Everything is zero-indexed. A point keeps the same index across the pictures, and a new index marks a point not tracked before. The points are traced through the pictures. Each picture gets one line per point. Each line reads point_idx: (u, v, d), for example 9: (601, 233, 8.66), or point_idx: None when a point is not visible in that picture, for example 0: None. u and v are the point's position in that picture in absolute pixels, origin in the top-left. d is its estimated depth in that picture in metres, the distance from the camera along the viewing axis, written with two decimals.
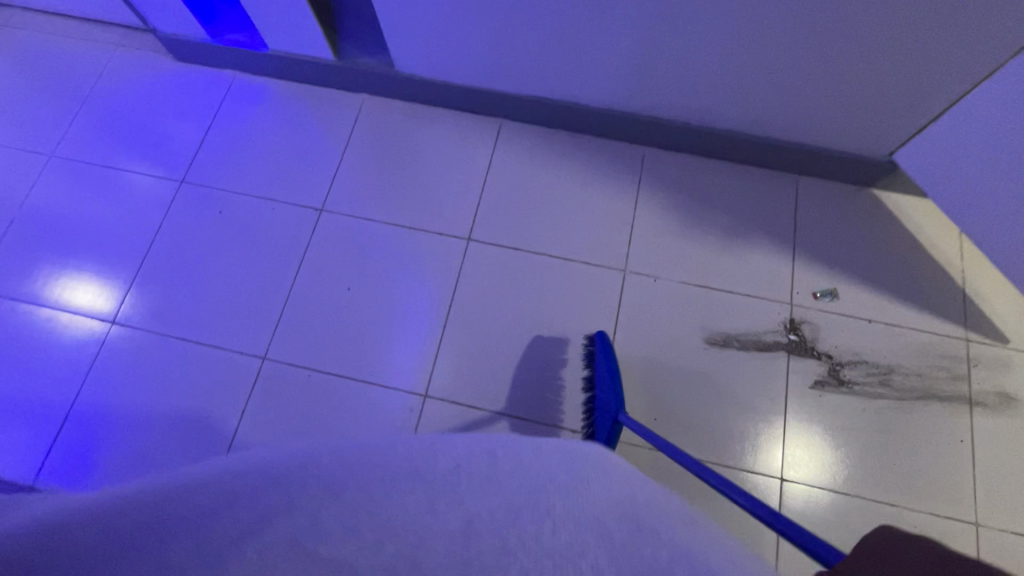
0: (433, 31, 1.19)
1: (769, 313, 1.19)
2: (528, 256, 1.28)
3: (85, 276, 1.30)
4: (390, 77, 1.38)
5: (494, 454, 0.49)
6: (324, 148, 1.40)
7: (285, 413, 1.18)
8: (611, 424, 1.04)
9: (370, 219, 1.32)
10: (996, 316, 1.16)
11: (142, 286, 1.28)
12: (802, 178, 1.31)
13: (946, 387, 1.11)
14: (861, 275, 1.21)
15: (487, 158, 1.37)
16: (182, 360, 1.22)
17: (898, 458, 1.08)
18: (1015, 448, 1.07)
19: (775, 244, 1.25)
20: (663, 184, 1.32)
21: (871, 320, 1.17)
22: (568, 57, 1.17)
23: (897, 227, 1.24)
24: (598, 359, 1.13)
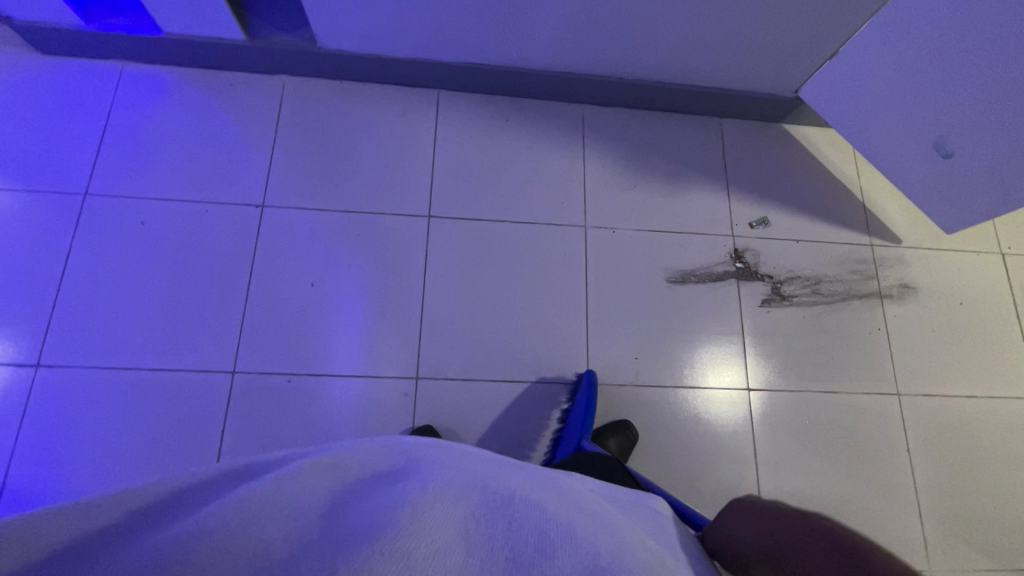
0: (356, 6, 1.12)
1: (716, 247, 1.31)
2: (493, 224, 1.28)
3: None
4: (311, 56, 1.28)
5: (494, 481, 0.52)
6: (250, 138, 1.28)
7: (270, 424, 1.11)
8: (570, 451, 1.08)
9: (321, 208, 1.25)
10: (890, 221, 1.37)
11: (71, 313, 1.13)
12: (724, 121, 1.43)
13: (861, 286, 1.31)
14: (786, 202, 1.36)
15: (430, 131, 1.34)
16: (135, 393, 1.10)
17: (836, 352, 1.26)
18: (917, 326, 1.29)
19: (711, 184, 1.36)
20: (606, 140, 1.38)
21: (799, 240, 1.33)
22: (502, 24, 1.16)
23: (807, 155, 1.41)
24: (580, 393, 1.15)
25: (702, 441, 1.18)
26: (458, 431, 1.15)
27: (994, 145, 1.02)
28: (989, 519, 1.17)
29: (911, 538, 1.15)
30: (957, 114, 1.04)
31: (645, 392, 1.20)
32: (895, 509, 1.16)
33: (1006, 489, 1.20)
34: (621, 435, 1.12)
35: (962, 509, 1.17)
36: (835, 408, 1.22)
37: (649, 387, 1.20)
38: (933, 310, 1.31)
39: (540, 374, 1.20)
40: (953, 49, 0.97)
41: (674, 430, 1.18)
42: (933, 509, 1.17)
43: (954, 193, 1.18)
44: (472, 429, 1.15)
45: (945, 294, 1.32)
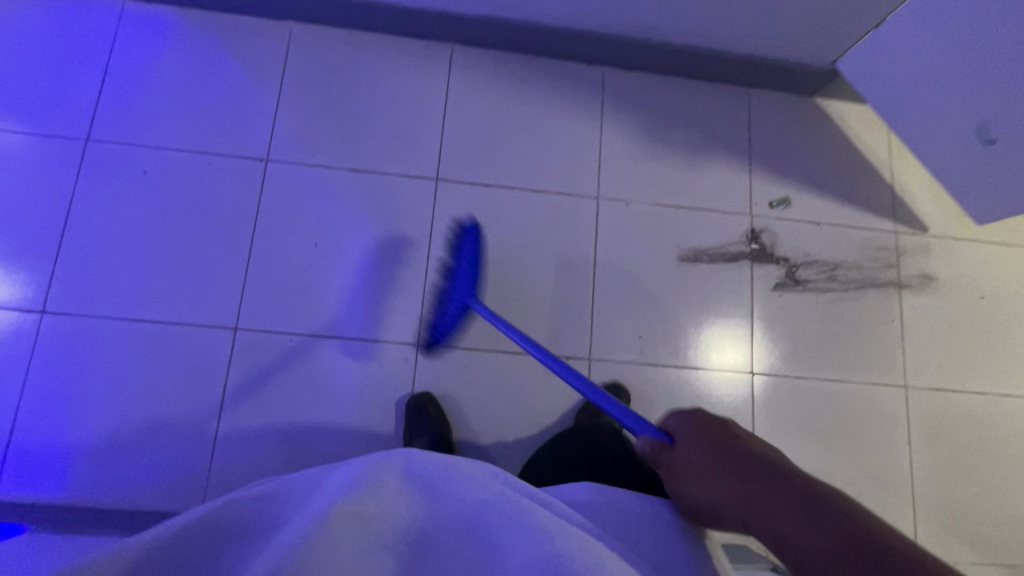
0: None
1: (733, 225, 1.26)
2: (502, 190, 1.24)
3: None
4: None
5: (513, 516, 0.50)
6: (255, 87, 1.23)
7: (271, 383, 1.12)
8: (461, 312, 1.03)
9: (327, 165, 1.21)
10: (918, 207, 1.31)
11: (73, 261, 1.13)
12: (754, 90, 1.34)
13: (880, 274, 1.26)
14: (810, 181, 1.30)
15: (441, 89, 1.27)
16: (139, 343, 1.11)
17: (846, 340, 1.23)
18: (933, 319, 1.25)
19: (733, 158, 1.30)
20: (625, 106, 1.30)
21: (820, 223, 1.28)
22: None
23: (837, 133, 1.33)
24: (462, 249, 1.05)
25: None
26: (457, 399, 1.15)
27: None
28: (983, 513, 1.17)
29: (900, 526, 1.16)
30: (1004, 99, 0.97)
31: (646, 369, 1.19)
32: (889, 499, 1.16)
33: (1003, 485, 1.19)
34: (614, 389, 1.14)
35: (956, 503, 1.17)
36: (838, 396, 1.20)
37: (651, 365, 1.19)
38: (950, 302, 1.27)
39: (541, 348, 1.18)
40: (1009, 27, 0.89)
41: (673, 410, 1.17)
42: (926, 501, 1.17)
43: (988, 184, 1.11)
44: (470, 397, 1.15)
45: (966, 287, 1.28)
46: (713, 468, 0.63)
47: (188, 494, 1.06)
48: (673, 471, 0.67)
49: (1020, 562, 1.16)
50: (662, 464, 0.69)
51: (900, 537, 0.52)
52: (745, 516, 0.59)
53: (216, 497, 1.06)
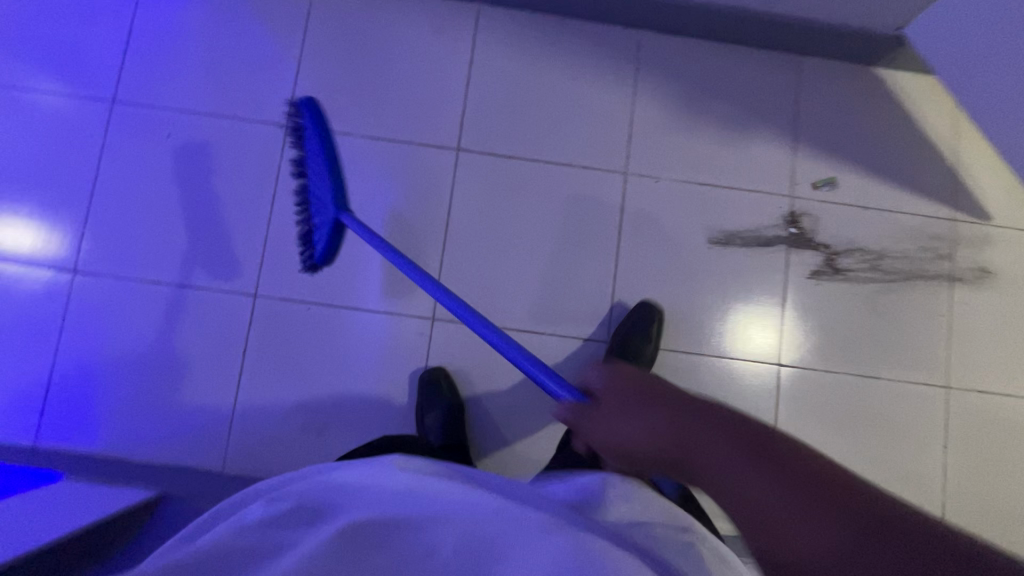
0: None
1: (771, 208, 1.17)
2: (525, 163, 1.18)
3: (30, 214, 1.15)
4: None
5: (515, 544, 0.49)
6: (276, 48, 1.20)
7: (288, 350, 1.14)
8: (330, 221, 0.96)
9: (347, 132, 1.19)
10: (982, 194, 1.19)
11: (103, 223, 1.15)
12: (807, 57, 1.22)
13: (930, 266, 1.17)
14: (861, 162, 1.20)
15: (466, 52, 1.21)
16: (164, 305, 1.14)
17: (885, 335, 1.15)
18: (986, 317, 1.16)
19: (776, 134, 1.20)
20: (662, 74, 1.21)
21: (867, 207, 1.18)
22: None
23: (897, 108, 1.21)
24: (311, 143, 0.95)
25: None
26: (470, 376, 1.14)
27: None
28: (1016, 523, 1.12)
29: None
30: None
31: (667, 356, 1.14)
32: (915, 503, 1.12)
33: None
34: (642, 314, 1.13)
35: (989, 511, 1.12)
36: (870, 394, 1.14)
37: (672, 352, 1.15)
38: (1008, 299, 1.16)
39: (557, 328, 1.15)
40: None
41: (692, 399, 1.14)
42: (956, 507, 1.12)
43: None
44: (483, 375, 1.14)
45: None
46: (635, 418, 0.59)
47: (210, 452, 1.10)
48: (595, 428, 0.62)
49: None
50: (581, 422, 0.64)
51: (823, 458, 0.50)
52: (673, 458, 0.56)
53: (236, 456, 1.10)
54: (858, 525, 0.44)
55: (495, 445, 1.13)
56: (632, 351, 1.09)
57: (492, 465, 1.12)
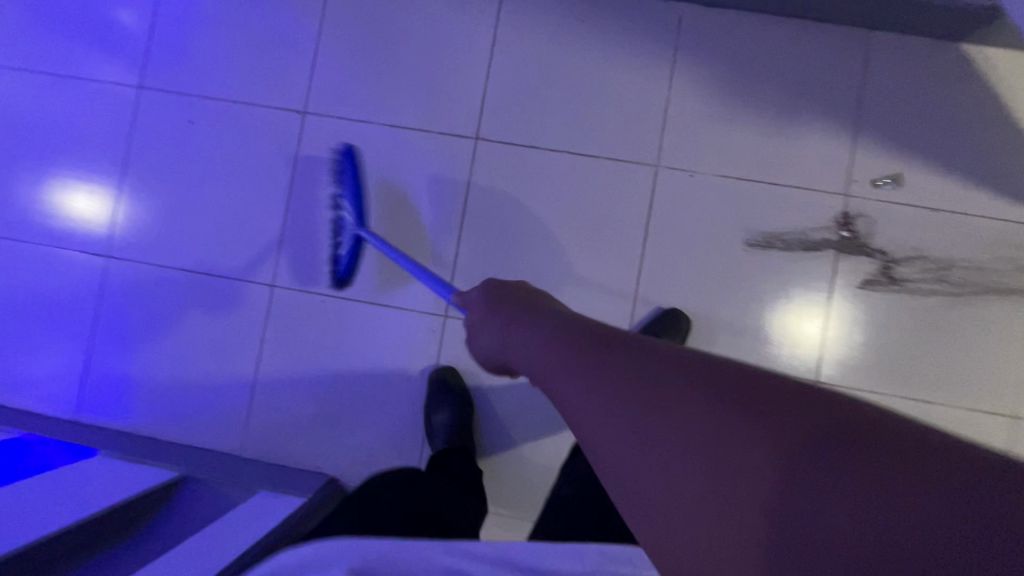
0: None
1: (821, 208, 1.05)
2: (547, 153, 1.11)
3: (76, 193, 1.19)
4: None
5: None
6: (294, 29, 1.17)
7: (304, 341, 1.15)
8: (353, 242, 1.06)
9: (364, 118, 1.15)
10: None
11: (135, 207, 1.18)
12: (879, 33, 1.06)
13: (1008, 279, 1.02)
14: (936, 157, 1.04)
15: (489, 30, 1.13)
16: (189, 293, 1.17)
17: (945, 355, 1.03)
18: None
19: (834, 123, 1.06)
20: (705, 55, 1.08)
21: (938, 210, 1.03)
22: None
23: (985, 93, 1.04)
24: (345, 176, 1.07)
25: None
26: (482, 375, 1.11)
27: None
28: None
29: None
30: None
31: None
32: None
33: None
34: (667, 320, 1.04)
35: None
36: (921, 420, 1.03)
37: None
38: None
39: None
40: None
41: None
42: None
43: None
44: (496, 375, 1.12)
45: None
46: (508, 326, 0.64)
47: (231, 436, 1.14)
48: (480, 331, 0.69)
49: None
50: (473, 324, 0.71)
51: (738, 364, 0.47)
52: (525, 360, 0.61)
53: (255, 442, 1.14)
54: (753, 499, 0.40)
55: (506, 447, 1.11)
56: None
57: (503, 466, 1.11)
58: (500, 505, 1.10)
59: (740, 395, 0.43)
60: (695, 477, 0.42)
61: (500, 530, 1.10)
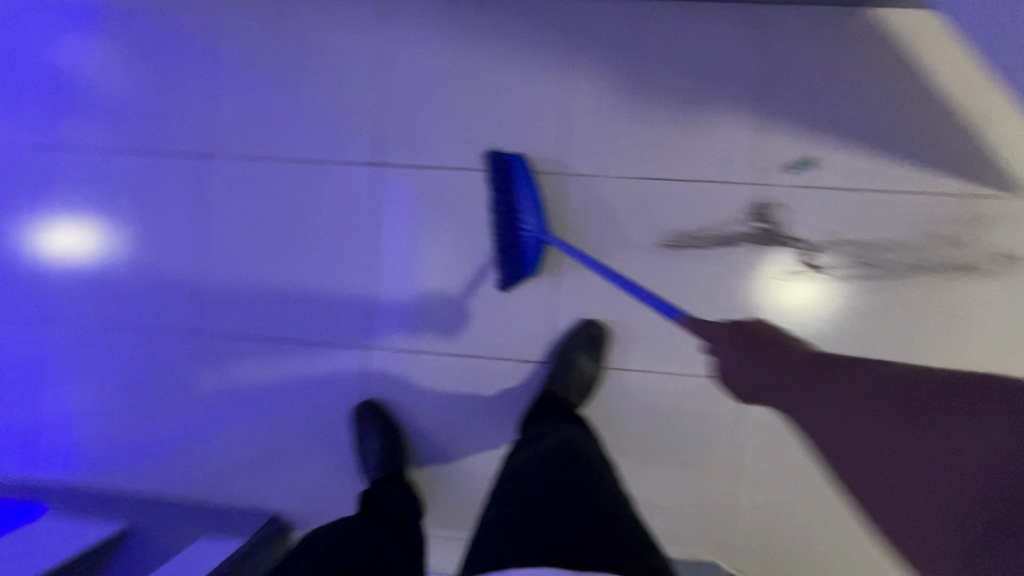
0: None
1: (733, 200, 1.01)
2: (451, 173, 1.08)
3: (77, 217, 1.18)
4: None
5: None
6: (185, 74, 1.14)
7: (233, 385, 1.15)
8: (536, 250, 1.01)
9: (265, 156, 1.13)
10: (1008, 161, 0.96)
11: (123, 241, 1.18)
12: (781, 8, 0.99)
13: (934, 257, 0.98)
14: (850, 135, 0.99)
15: (379, 52, 1.09)
16: (119, 347, 1.18)
17: (871, 341, 1.00)
18: (1004, 312, 0.97)
19: (741, 110, 1.00)
20: (601, 54, 1.03)
21: (855, 190, 0.99)
22: None
23: (898, 61, 0.97)
24: (518, 186, 1.01)
25: (676, 430, 1.06)
26: (410, 403, 1.11)
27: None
28: None
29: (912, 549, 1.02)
30: None
31: (614, 374, 1.06)
32: None
33: None
34: (584, 335, 1.03)
35: None
36: None
37: (621, 370, 1.06)
38: None
39: (497, 351, 1.08)
40: None
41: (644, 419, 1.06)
42: None
43: None
44: (423, 401, 1.11)
45: None
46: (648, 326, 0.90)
47: (176, 483, 1.17)
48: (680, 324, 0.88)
49: None
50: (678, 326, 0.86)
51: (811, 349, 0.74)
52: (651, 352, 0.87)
53: (199, 486, 1.16)
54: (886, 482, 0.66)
55: (443, 471, 1.11)
56: (576, 368, 1.00)
57: (442, 490, 1.11)
58: (443, 528, 1.11)
59: (877, 399, 0.68)
60: (945, 488, 0.62)
61: (446, 551, 1.12)
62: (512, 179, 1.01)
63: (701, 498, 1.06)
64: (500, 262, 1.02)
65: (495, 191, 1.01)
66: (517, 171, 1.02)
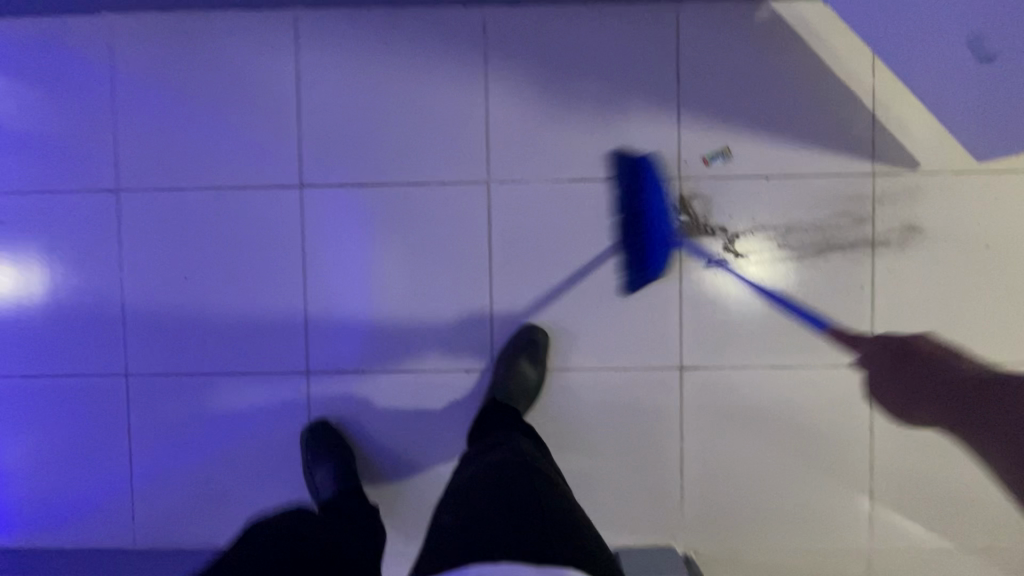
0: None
1: (656, 195, 1.04)
2: (378, 189, 1.07)
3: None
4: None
5: None
6: (88, 108, 1.09)
7: (171, 424, 1.11)
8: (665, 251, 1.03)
9: (182, 187, 1.09)
10: (905, 139, 1.02)
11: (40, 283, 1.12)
12: (686, 5, 1.02)
13: (847, 234, 1.03)
14: (761, 124, 1.03)
15: (293, 71, 1.07)
16: (43, 398, 1.12)
17: (796, 319, 1.05)
18: (915, 281, 1.03)
19: (656, 108, 1.03)
20: (517, 59, 1.04)
21: (769, 177, 1.03)
22: None
23: (799, 50, 1.02)
24: (649, 188, 1.03)
25: (624, 422, 1.08)
26: (358, 423, 1.10)
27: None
28: (946, 490, 1.07)
29: (849, 512, 1.08)
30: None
31: (559, 374, 1.08)
32: (837, 485, 1.08)
33: (984, 453, 1.07)
34: (525, 339, 1.04)
35: (918, 480, 1.07)
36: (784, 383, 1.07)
37: (565, 370, 1.08)
38: (941, 256, 1.02)
39: (441, 363, 1.08)
40: None
41: (591, 415, 1.08)
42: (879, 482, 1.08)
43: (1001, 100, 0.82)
44: (371, 420, 1.10)
45: (967, 236, 1.02)
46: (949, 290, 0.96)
47: (120, 533, 1.13)
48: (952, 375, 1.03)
49: (987, 538, 1.08)
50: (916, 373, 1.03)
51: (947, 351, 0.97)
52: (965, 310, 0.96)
53: (146, 533, 1.12)
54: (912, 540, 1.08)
55: (397, 488, 1.10)
56: (519, 372, 1.02)
57: (398, 506, 1.11)
58: (402, 545, 1.11)
59: None
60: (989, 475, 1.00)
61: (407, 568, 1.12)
62: (642, 180, 1.03)
63: (651, 486, 1.09)
64: (625, 267, 1.05)
65: (647, 192, 1.03)
66: (647, 172, 1.03)
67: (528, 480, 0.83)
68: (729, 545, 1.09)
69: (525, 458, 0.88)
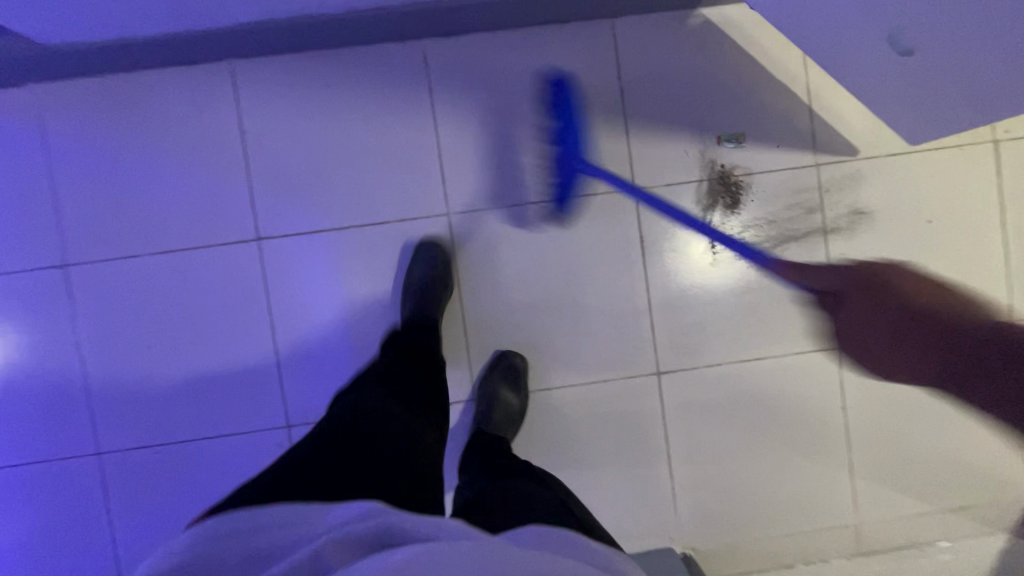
0: (42, 22, 0.78)
1: (615, 208, 1.06)
2: (339, 232, 1.06)
3: None
4: (40, 66, 0.95)
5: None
6: (23, 184, 1.05)
7: (153, 496, 1.08)
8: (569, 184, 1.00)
9: (134, 254, 1.06)
10: (843, 129, 1.06)
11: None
12: (622, 21, 1.04)
13: (800, 225, 1.06)
14: (707, 128, 1.06)
15: (238, 125, 1.05)
16: (12, 487, 1.08)
17: (760, 310, 1.09)
18: (869, 262, 1.07)
19: (605, 123, 1.05)
20: (461, 92, 1.04)
21: (720, 178, 1.06)
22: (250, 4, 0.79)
23: (735, 54, 1.05)
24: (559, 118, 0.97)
25: (611, 433, 1.10)
26: None
27: (984, 35, 0.71)
28: (921, 458, 1.13)
29: (835, 491, 1.12)
30: None
31: (541, 394, 1.09)
32: (820, 466, 1.12)
33: (956, 421, 1.12)
34: (504, 367, 1.05)
35: (894, 452, 1.12)
36: (757, 374, 1.10)
37: (547, 389, 1.09)
38: (890, 236, 1.07)
39: None
40: None
41: (577, 431, 1.10)
42: (858, 458, 1.12)
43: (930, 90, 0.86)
44: None
45: (911, 214, 1.07)
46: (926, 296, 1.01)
47: None
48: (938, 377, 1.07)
49: (964, 499, 1.13)
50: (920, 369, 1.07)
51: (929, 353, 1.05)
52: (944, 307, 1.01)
53: None
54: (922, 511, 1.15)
55: None
56: (500, 399, 1.02)
57: None
58: None
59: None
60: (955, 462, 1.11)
61: None
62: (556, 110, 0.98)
63: (644, 491, 1.11)
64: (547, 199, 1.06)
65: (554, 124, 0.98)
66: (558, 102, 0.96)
67: (556, 507, 0.73)
68: (726, 538, 1.12)
69: (550, 485, 0.78)
